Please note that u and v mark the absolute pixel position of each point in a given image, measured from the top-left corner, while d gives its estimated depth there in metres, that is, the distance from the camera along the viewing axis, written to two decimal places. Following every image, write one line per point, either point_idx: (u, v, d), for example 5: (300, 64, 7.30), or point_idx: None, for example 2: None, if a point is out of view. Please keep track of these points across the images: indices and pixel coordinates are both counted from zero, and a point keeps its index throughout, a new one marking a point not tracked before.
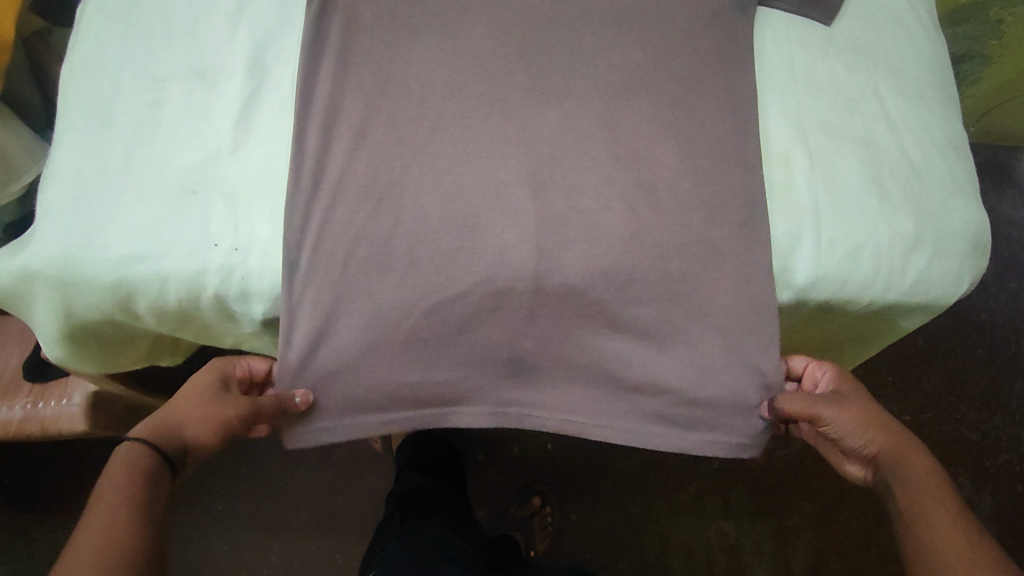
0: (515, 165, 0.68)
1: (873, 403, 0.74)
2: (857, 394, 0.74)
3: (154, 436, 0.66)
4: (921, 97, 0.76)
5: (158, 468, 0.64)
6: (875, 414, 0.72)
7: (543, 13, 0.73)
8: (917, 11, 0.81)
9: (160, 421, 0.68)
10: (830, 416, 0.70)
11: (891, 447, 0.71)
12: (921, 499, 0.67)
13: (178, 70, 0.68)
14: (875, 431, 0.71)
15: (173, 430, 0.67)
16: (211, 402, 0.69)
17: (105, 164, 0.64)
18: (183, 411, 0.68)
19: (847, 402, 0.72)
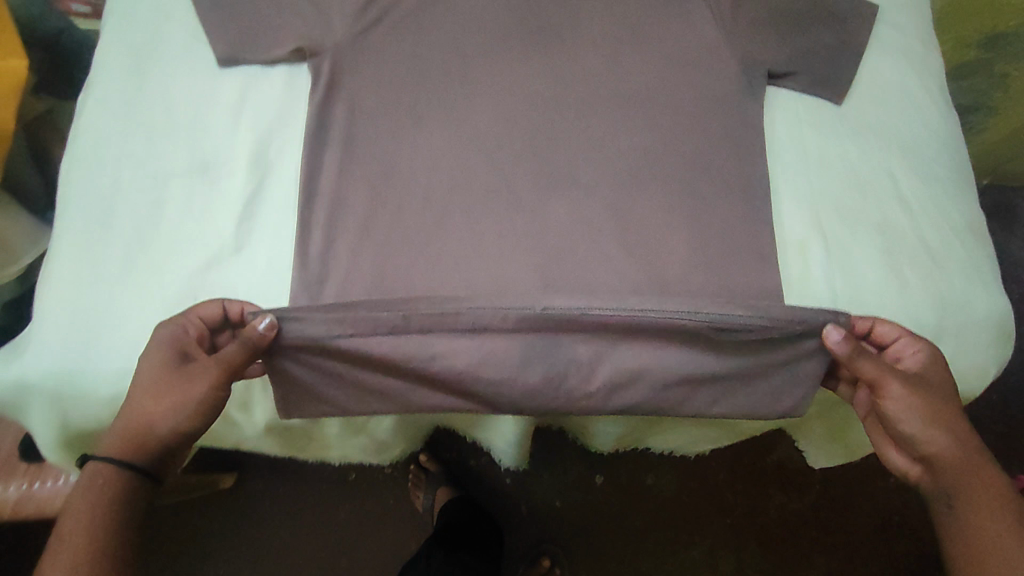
0: (526, 254, 0.67)
1: (954, 408, 0.64)
2: (942, 382, 0.65)
3: (117, 449, 0.58)
4: (936, 179, 0.75)
5: (128, 499, 0.58)
6: (952, 417, 0.63)
7: (550, 100, 0.73)
8: (930, 84, 0.79)
9: (120, 438, 0.59)
10: (894, 390, 0.63)
11: (962, 466, 0.63)
12: (980, 530, 0.61)
13: (180, 167, 0.67)
14: (943, 421, 0.63)
15: (134, 428, 0.58)
16: (170, 388, 0.58)
17: (103, 269, 0.63)
18: (136, 410, 0.58)
19: (920, 387, 0.64)
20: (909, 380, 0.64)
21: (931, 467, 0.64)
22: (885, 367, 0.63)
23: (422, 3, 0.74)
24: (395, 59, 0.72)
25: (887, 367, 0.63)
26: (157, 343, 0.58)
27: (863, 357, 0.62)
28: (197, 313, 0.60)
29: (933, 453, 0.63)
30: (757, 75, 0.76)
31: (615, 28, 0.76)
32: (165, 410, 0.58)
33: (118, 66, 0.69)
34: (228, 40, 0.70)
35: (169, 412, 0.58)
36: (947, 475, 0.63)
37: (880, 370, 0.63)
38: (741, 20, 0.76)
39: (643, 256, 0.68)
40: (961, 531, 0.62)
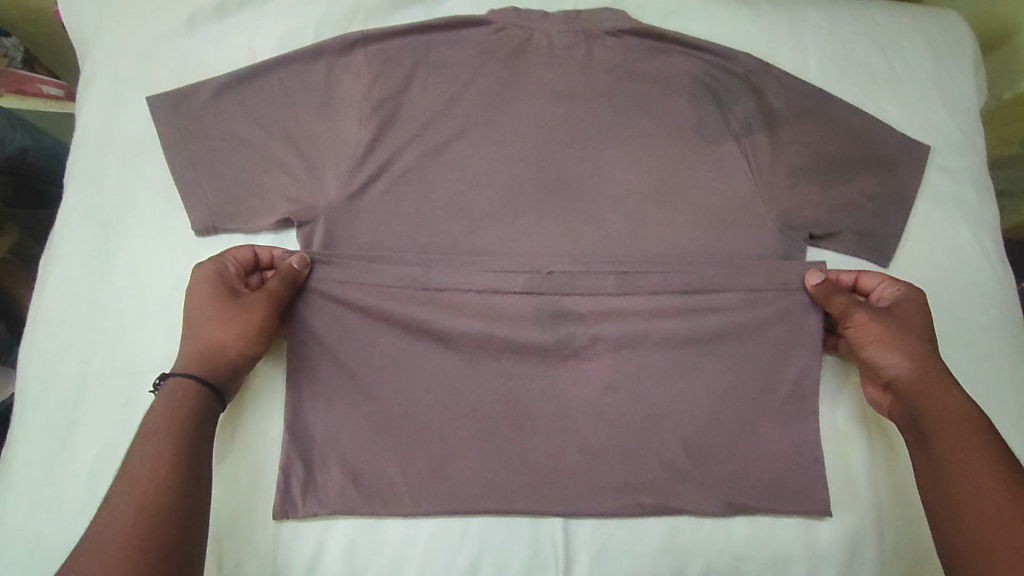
0: (533, 457, 0.61)
1: (926, 333, 0.60)
2: (918, 318, 0.61)
3: (187, 367, 0.55)
4: (993, 355, 0.68)
5: (200, 400, 0.53)
6: (922, 349, 0.58)
7: (569, 262, 0.65)
8: (985, 237, 0.71)
9: (189, 362, 0.55)
10: (858, 318, 0.60)
11: (925, 377, 0.57)
12: (953, 471, 0.52)
13: (155, 360, 0.60)
14: (914, 349, 0.58)
15: (203, 352, 0.56)
16: (232, 314, 0.57)
17: (70, 487, 0.57)
18: (201, 333, 0.56)
19: (893, 310, 0.61)
20: (882, 311, 0.61)
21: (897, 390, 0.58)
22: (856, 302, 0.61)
23: (425, 154, 0.66)
24: (390, 220, 0.64)
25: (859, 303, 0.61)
26: (204, 287, 0.58)
27: (835, 288, 0.62)
28: (230, 254, 0.60)
29: (901, 368, 0.58)
30: (796, 232, 0.67)
31: (641, 176, 0.68)
32: (230, 332, 0.57)
33: (86, 240, 0.63)
34: (207, 206, 0.63)
35: (237, 336, 0.57)
36: (911, 398, 0.57)
37: (850, 305, 0.61)
38: (781, 169, 0.68)
39: (666, 457, 0.62)
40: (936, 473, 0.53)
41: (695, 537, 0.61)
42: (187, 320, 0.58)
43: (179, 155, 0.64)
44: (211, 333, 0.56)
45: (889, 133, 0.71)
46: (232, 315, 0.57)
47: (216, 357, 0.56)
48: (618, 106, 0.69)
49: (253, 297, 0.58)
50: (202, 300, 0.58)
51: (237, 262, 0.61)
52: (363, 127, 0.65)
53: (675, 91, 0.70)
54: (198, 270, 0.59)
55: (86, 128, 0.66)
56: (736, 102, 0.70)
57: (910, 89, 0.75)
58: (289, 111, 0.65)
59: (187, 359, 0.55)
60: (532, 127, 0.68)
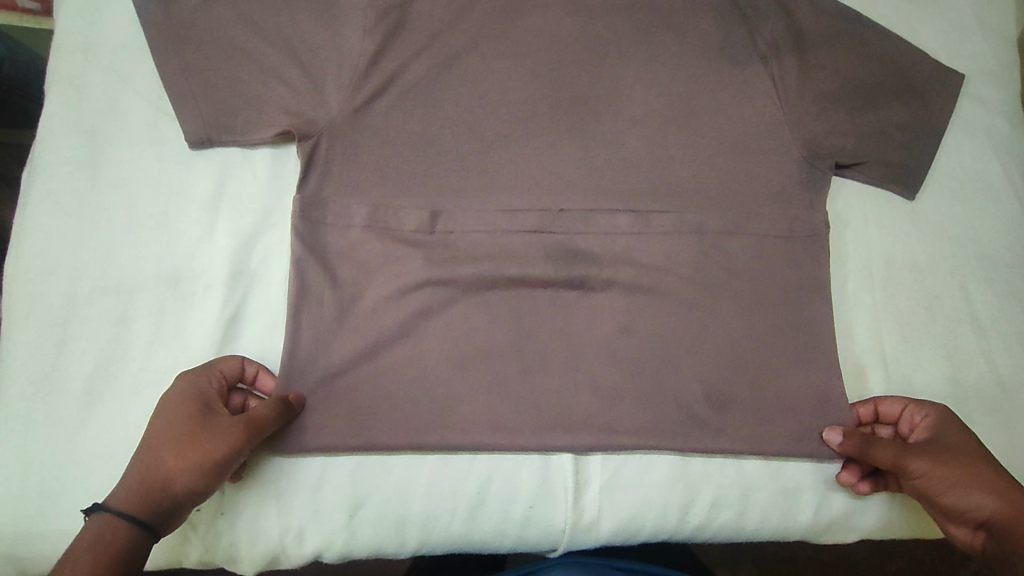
0: (542, 387, 0.58)
1: (985, 454, 0.55)
2: (968, 445, 0.55)
3: (122, 494, 0.48)
4: (1016, 293, 0.65)
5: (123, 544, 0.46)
6: (994, 475, 0.53)
7: (583, 188, 0.62)
8: (1015, 173, 0.69)
9: (131, 485, 0.48)
10: (916, 466, 0.53)
11: (1006, 502, 0.51)
12: None
13: (147, 278, 0.57)
14: (980, 477, 0.52)
15: (148, 476, 0.48)
16: (190, 442, 0.49)
17: (61, 406, 0.54)
18: (152, 455, 0.49)
19: (938, 443, 0.55)
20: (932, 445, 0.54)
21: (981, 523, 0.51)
22: (901, 443, 0.55)
23: (433, 69, 0.62)
24: (395, 139, 0.60)
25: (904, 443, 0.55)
26: (174, 406, 0.51)
27: (871, 437, 0.55)
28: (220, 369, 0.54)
29: (983, 500, 0.51)
30: (823, 160, 0.64)
31: (661, 100, 0.64)
32: (184, 463, 0.48)
33: (72, 149, 0.59)
34: (202, 116, 0.59)
35: (191, 471, 0.49)
36: (1000, 518, 0.51)
37: (899, 449, 0.54)
38: (809, 95, 0.65)
39: (684, 405, 0.59)
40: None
41: (706, 468, 0.60)
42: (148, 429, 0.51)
43: (169, 61, 0.60)
44: (162, 462, 0.48)
45: (924, 60, 0.67)
46: (191, 448, 0.49)
47: (161, 492, 0.48)
48: (640, 24, 0.65)
49: (222, 426, 0.50)
50: (167, 416, 0.51)
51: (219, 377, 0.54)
52: (367, 37, 0.60)
53: (701, 9, 0.65)
54: (171, 391, 0.53)
55: (67, 28, 0.62)
56: (766, 21, 0.65)
57: (946, 15, 0.71)
58: (287, 17, 0.60)
59: (128, 493, 0.48)
60: (548, 43, 0.63)
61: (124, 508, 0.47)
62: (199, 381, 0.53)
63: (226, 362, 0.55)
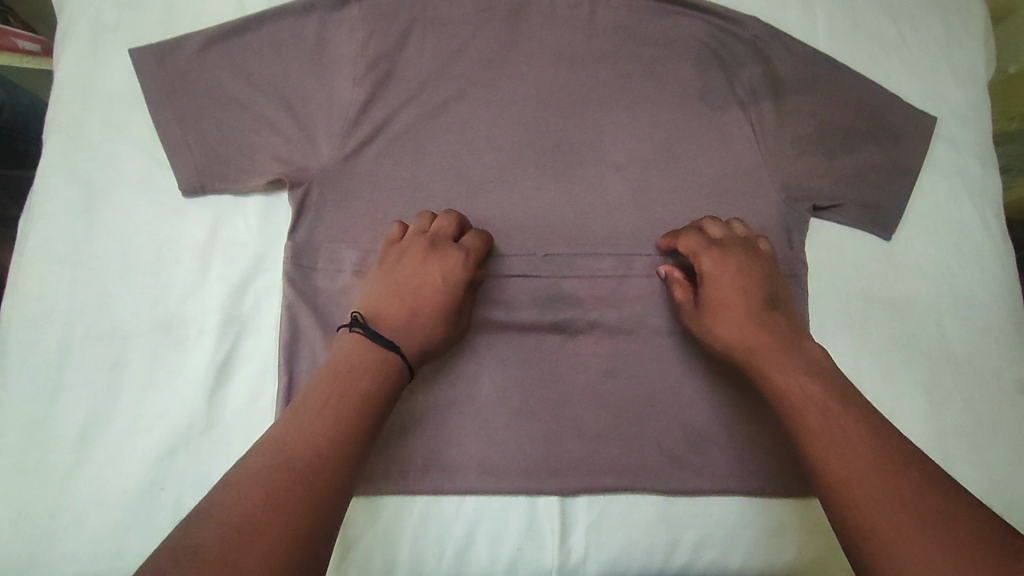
0: (530, 427, 0.60)
1: (764, 307, 0.56)
2: (735, 303, 0.56)
3: (400, 338, 0.54)
4: (989, 330, 0.67)
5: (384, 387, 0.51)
6: (766, 340, 0.54)
7: (568, 230, 0.64)
8: (987, 212, 0.71)
9: (401, 330, 0.54)
10: (706, 332, 0.57)
11: (770, 350, 0.53)
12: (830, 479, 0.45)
13: (141, 324, 0.59)
14: (753, 330, 0.55)
15: (410, 327, 0.55)
16: (437, 292, 0.57)
17: (53, 451, 0.55)
18: (419, 317, 0.55)
19: (733, 259, 0.58)
20: (712, 281, 0.57)
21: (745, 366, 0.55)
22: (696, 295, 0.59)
23: (421, 116, 0.63)
24: (385, 185, 0.62)
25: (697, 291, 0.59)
26: (435, 292, 0.57)
27: (687, 235, 0.60)
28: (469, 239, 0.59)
29: (743, 352, 0.54)
30: (800, 202, 0.66)
31: (643, 144, 0.66)
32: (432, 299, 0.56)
33: (67, 198, 0.60)
34: (196, 165, 0.61)
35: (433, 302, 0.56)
36: (756, 366, 0.53)
37: (689, 308, 0.59)
38: (787, 138, 0.67)
39: (665, 448, 0.61)
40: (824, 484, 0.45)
41: (690, 507, 0.61)
42: (399, 287, 0.56)
43: (164, 112, 0.61)
44: (418, 333, 0.55)
45: (897, 103, 0.69)
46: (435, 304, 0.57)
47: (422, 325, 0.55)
48: (622, 70, 0.67)
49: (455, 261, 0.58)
50: (419, 283, 0.57)
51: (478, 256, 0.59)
52: (357, 87, 0.62)
53: (681, 56, 0.67)
54: (423, 249, 0.58)
55: (63, 79, 0.63)
56: (745, 67, 0.67)
57: (918, 60, 0.73)
58: (279, 68, 0.62)
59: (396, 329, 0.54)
60: (532, 90, 0.65)
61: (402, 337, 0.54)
62: (424, 245, 0.58)
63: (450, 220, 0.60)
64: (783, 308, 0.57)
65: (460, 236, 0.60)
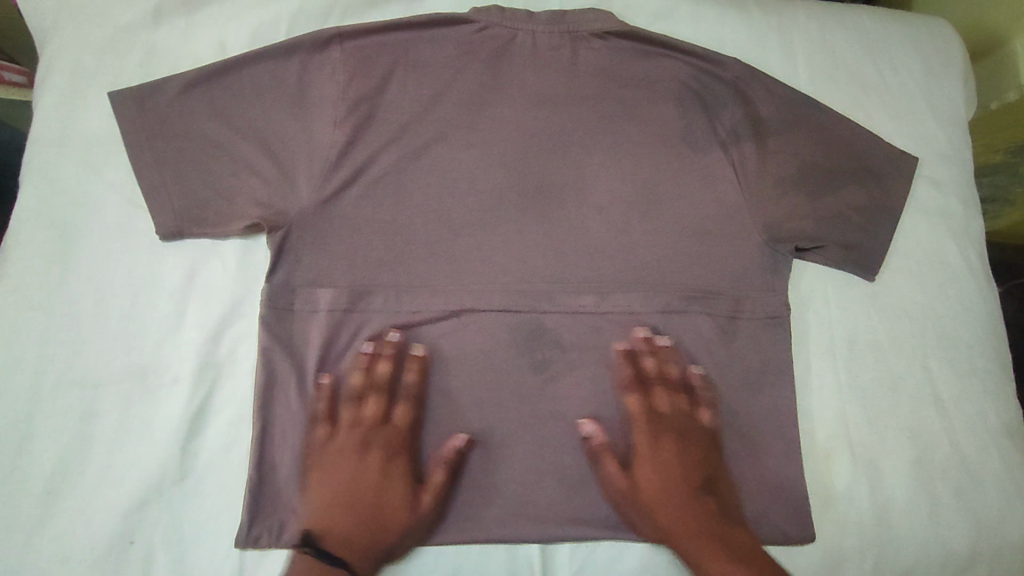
0: (511, 474, 0.59)
1: (696, 487, 0.59)
2: (674, 437, 0.60)
3: (344, 540, 0.54)
4: (974, 371, 0.67)
5: (365, 555, 0.54)
6: (675, 473, 0.59)
7: (549, 272, 0.63)
8: (970, 253, 0.71)
9: (347, 518, 0.55)
10: (637, 458, 0.60)
11: (669, 504, 0.58)
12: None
13: (114, 372, 0.58)
14: (677, 514, 0.58)
15: (379, 530, 0.55)
16: (337, 499, 0.56)
17: (20, 505, 0.54)
18: (353, 509, 0.55)
19: (685, 434, 0.61)
20: (662, 423, 0.61)
21: (664, 542, 0.58)
22: (626, 471, 0.59)
23: (402, 159, 0.63)
24: (365, 228, 0.61)
25: (653, 419, 0.61)
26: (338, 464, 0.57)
27: (646, 357, 0.62)
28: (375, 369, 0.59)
29: (670, 529, 0.57)
30: (784, 243, 0.66)
31: (626, 185, 0.65)
32: (334, 488, 0.56)
33: (43, 244, 0.60)
34: (173, 210, 0.60)
35: (332, 502, 0.55)
36: (671, 538, 0.57)
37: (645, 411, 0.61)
38: (770, 180, 0.66)
39: None
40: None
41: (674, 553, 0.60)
42: (336, 487, 0.56)
43: (142, 156, 0.61)
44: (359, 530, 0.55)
45: (881, 144, 0.69)
46: (342, 486, 0.56)
47: (335, 517, 0.55)
48: (605, 113, 0.67)
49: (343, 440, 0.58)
50: (370, 444, 0.58)
51: (410, 396, 0.59)
52: (337, 129, 0.61)
53: (663, 98, 0.67)
54: (354, 445, 0.57)
55: (43, 124, 0.63)
56: (727, 109, 0.67)
57: (899, 100, 0.74)
58: (259, 111, 0.61)
59: (316, 507, 0.55)
60: (514, 134, 0.65)
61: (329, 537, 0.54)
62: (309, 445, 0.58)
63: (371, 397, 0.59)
64: (717, 475, 0.60)
65: (361, 399, 0.59)
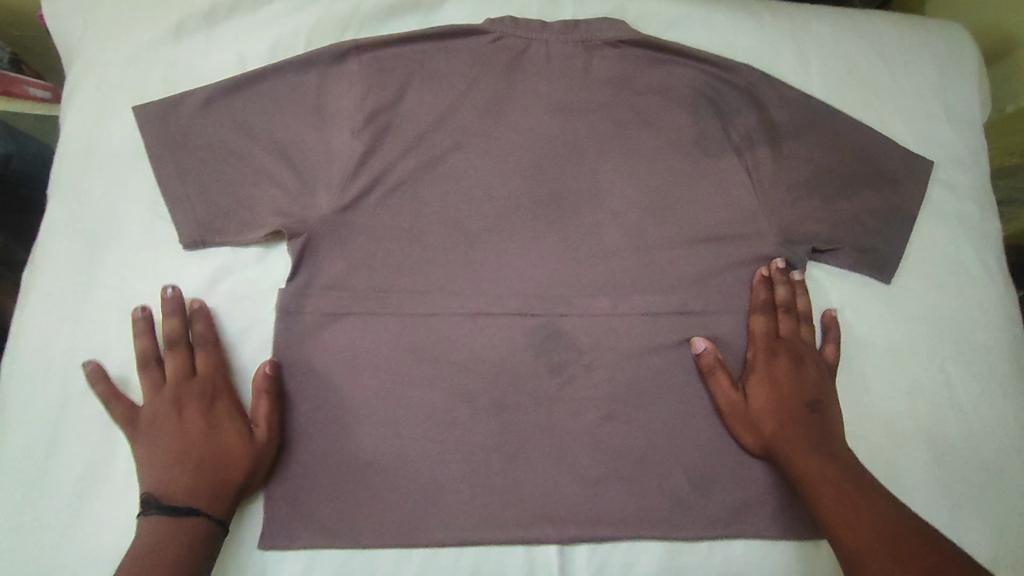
0: (528, 478, 0.59)
1: (800, 404, 0.60)
2: (797, 358, 0.62)
3: (200, 492, 0.53)
4: (994, 375, 0.67)
5: (220, 498, 0.54)
6: (797, 388, 0.61)
7: (565, 276, 0.64)
8: (988, 254, 0.71)
9: (181, 471, 0.54)
10: (755, 376, 0.61)
11: (784, 421, 0.59)
12: (822, 501, 0.54)
13: (138, 377, 0.59)
14: (782, 421, 0.59)
15: (219, 478, 0.54)
16: (184, 443, 0.55)
17: (48, 510, 0.55)
18: (192, 455, 0.54)
19: (807, 356, 0.63)
20: (781, 344, 0.63)
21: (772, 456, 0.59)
22: (738, 387, 0.61)
23: (419, 167, 0.64)
24: (383, 234, 0.62)
25: (772, 343, 0.63)
26: (194, 416, 0.56)
27: (782, 283, 0.63)
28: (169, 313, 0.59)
29: (781, 444, 0.58)
30: (800, 246, 0.66)
31: (640, 190, 0.66)
32: (187, 440, 0.55)
33: (70, 254, 0.61)
34: (196, 219, 0.61)
35: (179, 449, 0.55)
36: (773, 443, 0.59)
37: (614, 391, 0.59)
38: (783, 183, 0.66)
39: (666, 497, 0.60)
40: (802, 485, 0.56)
41: (691, 558, 0.60)
42: (176, 441, 0.55)
43: (166, 166, 0.62)
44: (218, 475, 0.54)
45: (895, 147, 0.69)
46: (191, 435, 0.55)
47: (196, 461, 0.54)
48: (618, 119, 0.67)
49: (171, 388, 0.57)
50: (183, 400, 0.56)
51: (207, 341, 0.59)
52: (356, 139, 0.62)
53: (677, 103, 0.68)
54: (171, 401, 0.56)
55: (71, 138, 0.65)
56: (739, 114, 0.68)
57: (913, 104, 0.74)
58: (279, 121, 0.63)
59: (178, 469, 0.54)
60: (528, 141, 0.66)
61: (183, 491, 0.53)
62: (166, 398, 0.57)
63: (180, 353, 0.58)
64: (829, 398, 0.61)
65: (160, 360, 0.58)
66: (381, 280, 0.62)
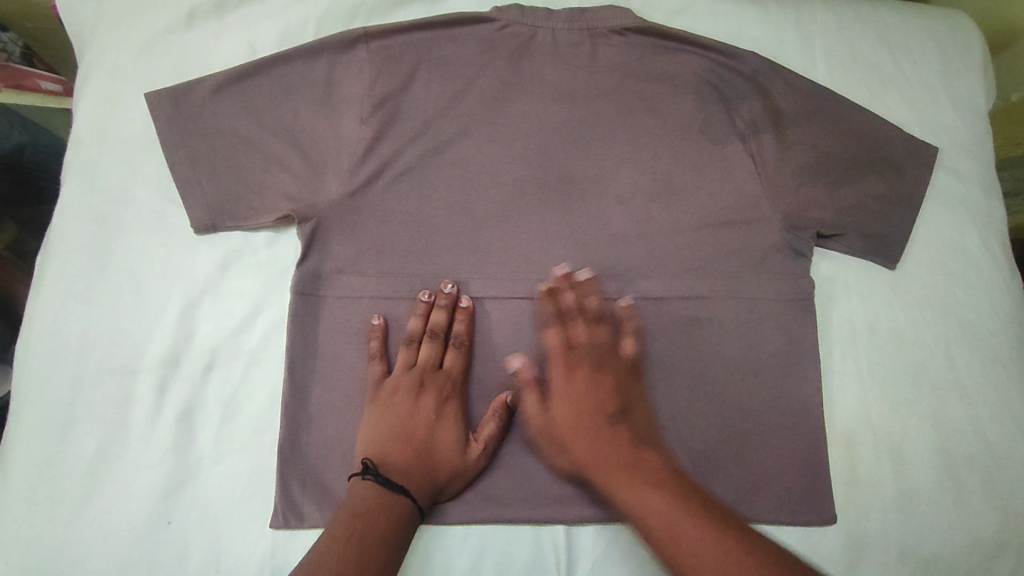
0: (534, 459, 0.60)
1: (602, 415, 0.57)
2: (594, 368, 0.59)
3: (408, 478, 0.55)
4: (999, 359, 0.67)
5: (427, 491, 0.56)
6: (605, 397, 0.58)
7: (571, 261, 0.64)
8: (992, 240, 0.71)
9: (406, 459, 0.56)
10: (557, 383, 0.59)
11: (587, 431, 0.56)
12: (659, 519, 0.50)
13: (151, 359, 0.60)
14: (597, 431, 0.56)
15: (431, 472, 0.57)
16: (409, 431, 0.58)
17: (63, 488, 0.56)
18: (433, 446, 0.58)
19: (598, 365, 0.60)
20: (576, 354, 0.60)
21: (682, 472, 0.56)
22: (575, 396, 0.59)
23: (427, 153, 0.64)
24: (391, 219, 0.63)
25: (568, 355, 0.60)
26: (424, 405, 0.59)
27: (567, 292, 0.61)
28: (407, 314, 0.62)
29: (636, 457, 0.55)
30: (805, 231, 0.66)
31: (645, 176, 0.66)
32: (430, 430, 0.58)
33: (83, 238, 0.62)
34: (207, 204, 0.62)
35: (421, 438, 0.58)
36: (682, 463, 0.56)
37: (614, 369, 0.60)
38: (789, 169, 0.67)
39: None
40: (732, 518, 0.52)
41: None
42: (394, 429, 0.58)
43: (178, 152, 0.63)
44: (436, 467, 0.57)
45: (899, 133, 0.70)
46: (427, 425, 0.59)
47: (425, 453, 0.57)
48: (624, 106, 0.68)
49: (409, 379, 0.60)
50: (425, 390, 0.60)
51: (461, 344, 0.61)
52: (364, 125, 0.63)
53: (683, 89, 0.68)
54: (411, 393, 0.59)
55: (84, 125, 0.66)
56: (744, 100, 0.68)
57: (918, 91, 0.74)
58: (289, 108, 0.64)
59: (387, 452, 0.57)
60: (535, 127, 0.66)
61: (407, 479, 0.55)
62: (397, 385, 0.59)
63: (421, 347, 0.61)
64: (631, 406, 0.59)
65: (419, 344, 0.61)
66: (389, 264, 0.62)
